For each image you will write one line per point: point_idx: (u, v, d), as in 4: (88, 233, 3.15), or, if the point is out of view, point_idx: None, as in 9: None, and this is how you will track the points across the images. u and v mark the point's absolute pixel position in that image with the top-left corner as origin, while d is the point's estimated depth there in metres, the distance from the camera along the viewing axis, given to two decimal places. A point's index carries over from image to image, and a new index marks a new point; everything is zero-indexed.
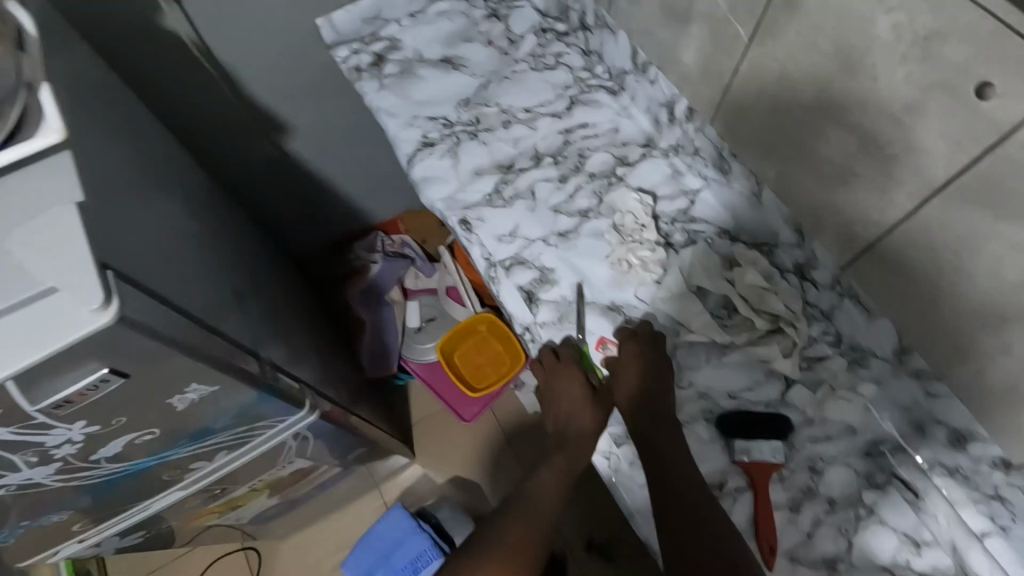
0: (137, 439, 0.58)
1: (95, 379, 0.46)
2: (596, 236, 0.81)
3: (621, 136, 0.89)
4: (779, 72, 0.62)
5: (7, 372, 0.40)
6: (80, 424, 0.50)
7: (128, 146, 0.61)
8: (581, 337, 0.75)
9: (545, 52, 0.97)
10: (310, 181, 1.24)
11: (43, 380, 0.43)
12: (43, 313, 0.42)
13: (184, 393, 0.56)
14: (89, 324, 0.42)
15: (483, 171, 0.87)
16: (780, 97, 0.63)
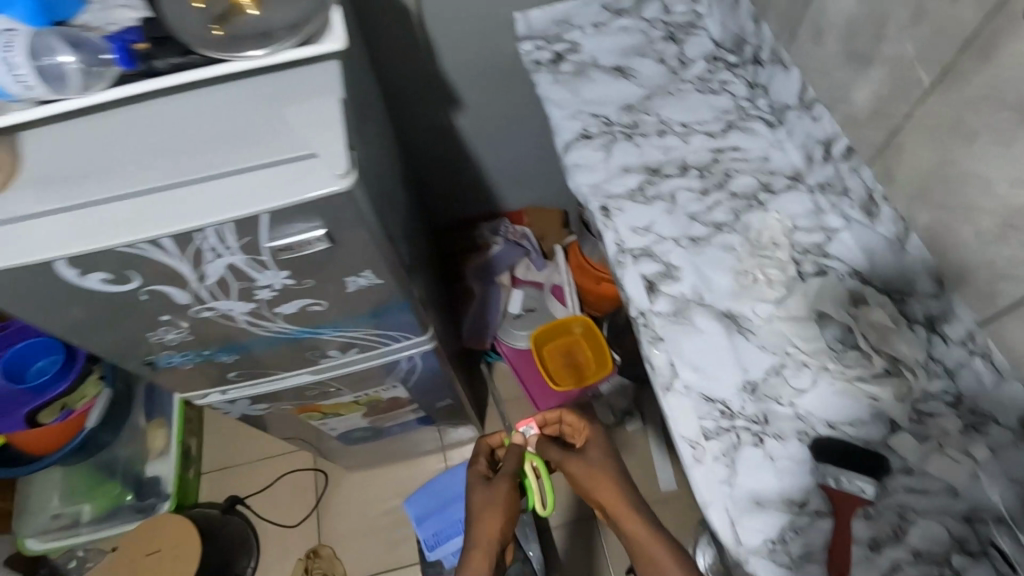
0: (308, 306, 0.68)
1: (313, 235, 0.57)
2: (726, 249, 0.85)
3: (770, 165, 0.92)
4: (955, 119, 0.64)
5: (270, 206, 0.52)
6: (284, 273, 0.61)
7: (361, 75, 0.74)
8: (692, 332, 0.79)
9: (712, 77, 1.03)
10: (462, 157, 1.37)
11: (285, 220, 0.54)
12: (298, 169, 0.53)
13: (357, 278, 0.66)
14: (333, 185, 0.52)
15: (631, 168, 0.94)
16: (951, 145, 0.65)
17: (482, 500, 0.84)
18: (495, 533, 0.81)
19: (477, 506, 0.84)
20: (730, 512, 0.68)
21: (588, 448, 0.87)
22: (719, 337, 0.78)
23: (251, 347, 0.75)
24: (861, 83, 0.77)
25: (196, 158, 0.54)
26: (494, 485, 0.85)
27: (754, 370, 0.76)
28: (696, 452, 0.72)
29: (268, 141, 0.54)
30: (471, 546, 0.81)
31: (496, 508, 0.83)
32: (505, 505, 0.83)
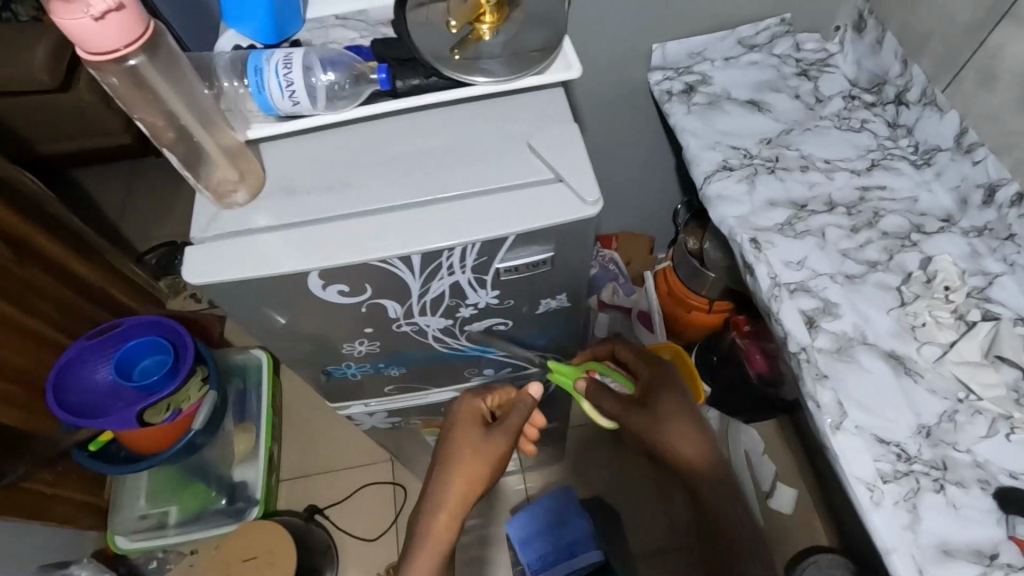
0: (494, 325, 0.69)
1: (540, 258, 0.58)
2: (883, 288, 0.84)
3: (920, 206, 0.92)
4: None
5: (520, 228, 0.52)
6: (492, 292, 0.62)
7: None
8: (859, 371, 0.78)
9: (850, 115, 1.03)
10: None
11: (525, 243, 0.55)
12: (543, 194, 0.54)
13: (550, 300, 0.67)
14: (584, 211, 0.53)
15: (777, 203, 0.94)
16: None
17: (477, 448, 0.76)
18: (479, 474, 0.75)
19: (462, 447, 0.76)
20: (917, 560, 0.67)
21: (659, 391, 0.82)
22: (887, 377, 0.78)
23: (423, 361, 0.76)
24: None
25: (442, 177, 0.55)
26: (489, 432, 0.77)
27: (926, 415, 0.75)
28: (873, 496, 0.71)
29: (513, 164, 0.56)
30: (449, 486, 0.75)
31: (484, 448, 0.76)
32: (491, 452, 0.76)
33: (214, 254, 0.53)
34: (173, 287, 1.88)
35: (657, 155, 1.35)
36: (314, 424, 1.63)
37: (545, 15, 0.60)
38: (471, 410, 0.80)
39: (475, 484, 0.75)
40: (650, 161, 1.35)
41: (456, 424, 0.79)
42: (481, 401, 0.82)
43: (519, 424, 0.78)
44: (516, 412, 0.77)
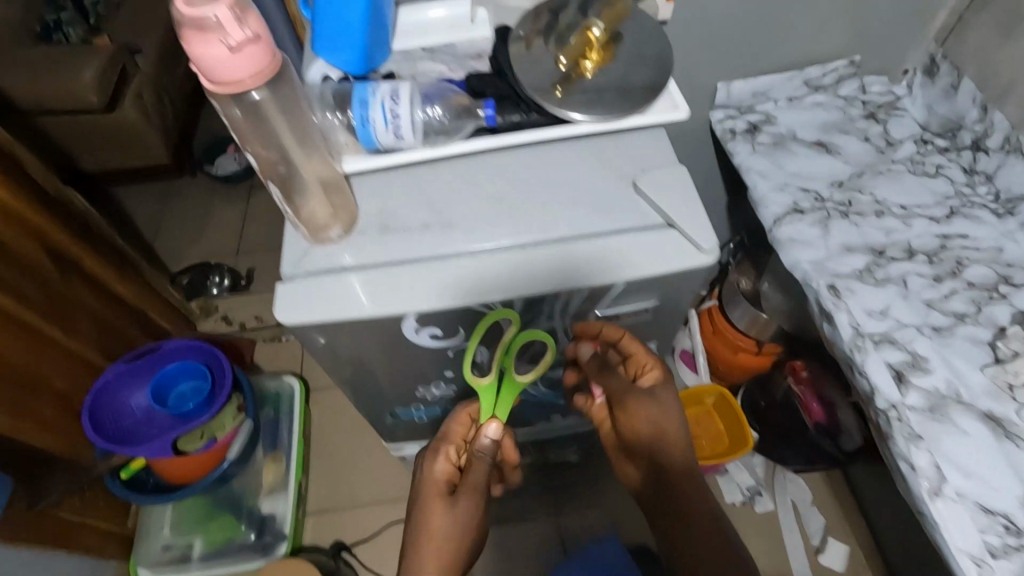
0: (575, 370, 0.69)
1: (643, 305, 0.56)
2: (974, 343, 0.80)
3: (1005, 257, 0.88)
4: None
5: (627, 275, 0.50)
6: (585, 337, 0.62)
7: None
8: (957, 433, 0.73)
9: (924, 160, 1.00)
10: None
11: (631, 290, 0.53)
12: (652, 238, 0.51)
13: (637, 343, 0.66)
14: (696, 258, 0.50)
15: (853, 249, 0.90)
16: None
17: (444, 523, 0.63)
18: (447, 551, 0.63)
19: (426, 526, 0.63)
20: None
21: (639, 397, 0.67)
22: (986, 440, 0.73)
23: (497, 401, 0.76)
24: None
25: (545, 217, 0.53)
26: (447, 496, 0.64)
27: None
28: None
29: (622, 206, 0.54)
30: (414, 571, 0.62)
31: (451, 519, 0.63)
32: (463, 523, 0.64)
33: (305, 299, 0.50)
34: (203, 308, 1.86)
35: (709, 193, 1.32)
36: (342, 454, 1.59)
37: (651, 54, 0.57)
38: (441, 466, 0.65)
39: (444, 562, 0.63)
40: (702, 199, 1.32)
41: (425, 487, 0.65)
42: (440, 459, 0.66)
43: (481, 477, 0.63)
44: (478, 464, 0.61)
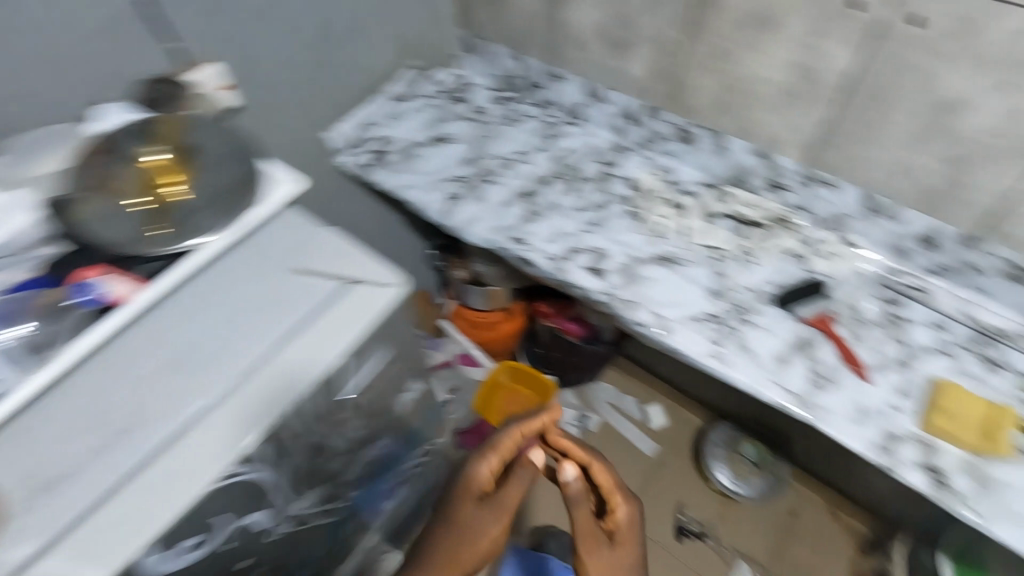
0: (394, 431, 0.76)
1: (374, 293, 0.54)
2: (622, 216, 1.02)
3: (598, 148, 1.13)
4: (687, 40, 0.91)
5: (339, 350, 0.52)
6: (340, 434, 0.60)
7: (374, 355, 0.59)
8: (652, 286, 0.92)
9: (510, 112, 1.21)
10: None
11: (331, 362, 0.52)
12: (356, 303, 0.54)
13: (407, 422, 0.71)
14: (393, 292, 0.54)
15: (509, 202, 1.05)
16: (687, 43, 0.91)
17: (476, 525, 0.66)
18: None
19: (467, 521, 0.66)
20: (780, 383, 0.82)
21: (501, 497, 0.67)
22: (668, 276, 0.93)
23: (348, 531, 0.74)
24: (632, 58, 1.00)
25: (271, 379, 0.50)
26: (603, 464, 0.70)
27: (704, 287, 0.92)
28: (720, 359, 0.85)
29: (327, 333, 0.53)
30: (464, 555, 0.65)
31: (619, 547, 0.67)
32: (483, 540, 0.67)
33: None
34: None
35: (387, 222, 1.42)
36: None
37: (228, 159, 0.63)
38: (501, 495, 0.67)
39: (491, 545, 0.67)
40: (385, 228, 1.40)
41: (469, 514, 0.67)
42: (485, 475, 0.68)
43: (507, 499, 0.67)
44: (513, 485, 0.68)
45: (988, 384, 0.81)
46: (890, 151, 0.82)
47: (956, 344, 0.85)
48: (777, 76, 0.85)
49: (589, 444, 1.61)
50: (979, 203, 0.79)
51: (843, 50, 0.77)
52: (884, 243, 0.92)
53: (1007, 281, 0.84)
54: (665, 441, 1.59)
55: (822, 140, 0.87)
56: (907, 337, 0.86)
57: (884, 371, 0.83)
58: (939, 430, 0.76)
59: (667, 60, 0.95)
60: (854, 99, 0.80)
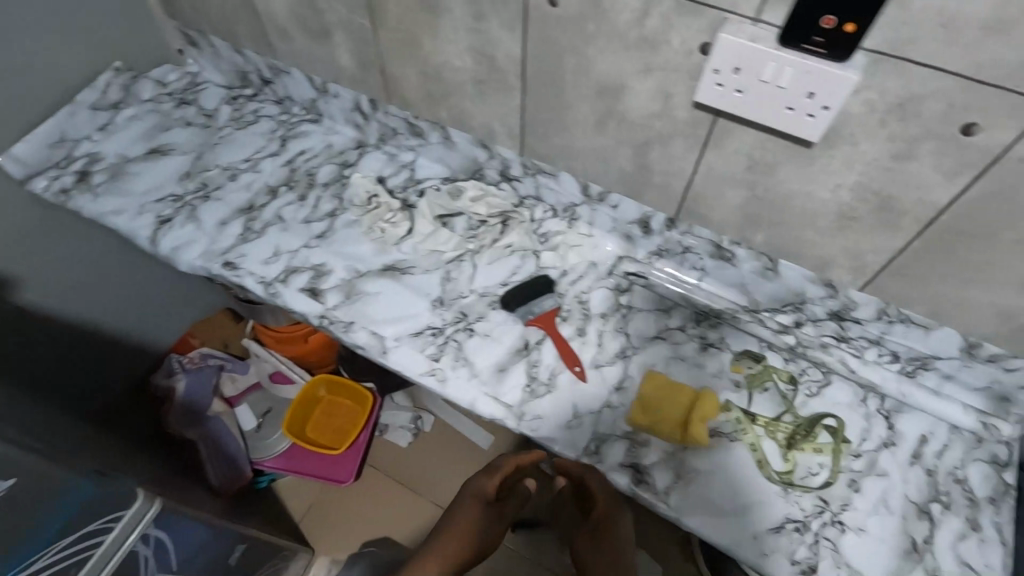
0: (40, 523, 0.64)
1: None
2: (349, 224, 0.92)
3: (336, 147, 1.03)
4: (374, 27, 0.81)
5: None
6: None
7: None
8: (371, 302, 0.85)
9: (243, 112, 1.08)
10: (76, 320, 1.21)
11: None
12: None
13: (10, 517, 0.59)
14: None
15: (227, 219, 0.94)
16: (376, 30, 0.81)
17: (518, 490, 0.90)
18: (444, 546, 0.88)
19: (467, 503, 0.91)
20: (494, 395, 0.78)
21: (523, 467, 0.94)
22: (392, 288, 0.86)
23: None
24: (336, 48, 0.89)
25: None
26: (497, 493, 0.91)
27: (427, 297, 0.86)
28: (437, 376, 0.79)
29: None
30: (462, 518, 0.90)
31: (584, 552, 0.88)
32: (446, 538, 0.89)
33: None
34: None
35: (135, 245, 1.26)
36: None
37: None
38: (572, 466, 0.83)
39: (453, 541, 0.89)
40: (124, 250, 1.25)
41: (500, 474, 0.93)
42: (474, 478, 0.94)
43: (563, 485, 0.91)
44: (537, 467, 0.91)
45: (700, 367, 0.81)
46: (583, 139, 0.77)
47: (676, 329, 0.84)
48: (464, 64, 0.77)
49: (421, 447, 1.56)
50: (668, 187, 0.76)
51: (506, 34, 0.70)
52: (611, 228, 0.89)
53: (715, 259, 0.83)
54: (495, 432, 1.56)
55: (524, 128, 0.81)
56: (631, 327, 0.84)
57: (603, 367, 0.80)
58: (643, 424, 0.75)
59: (368, 49, 0.86)
60: (534, 85, 0.74)
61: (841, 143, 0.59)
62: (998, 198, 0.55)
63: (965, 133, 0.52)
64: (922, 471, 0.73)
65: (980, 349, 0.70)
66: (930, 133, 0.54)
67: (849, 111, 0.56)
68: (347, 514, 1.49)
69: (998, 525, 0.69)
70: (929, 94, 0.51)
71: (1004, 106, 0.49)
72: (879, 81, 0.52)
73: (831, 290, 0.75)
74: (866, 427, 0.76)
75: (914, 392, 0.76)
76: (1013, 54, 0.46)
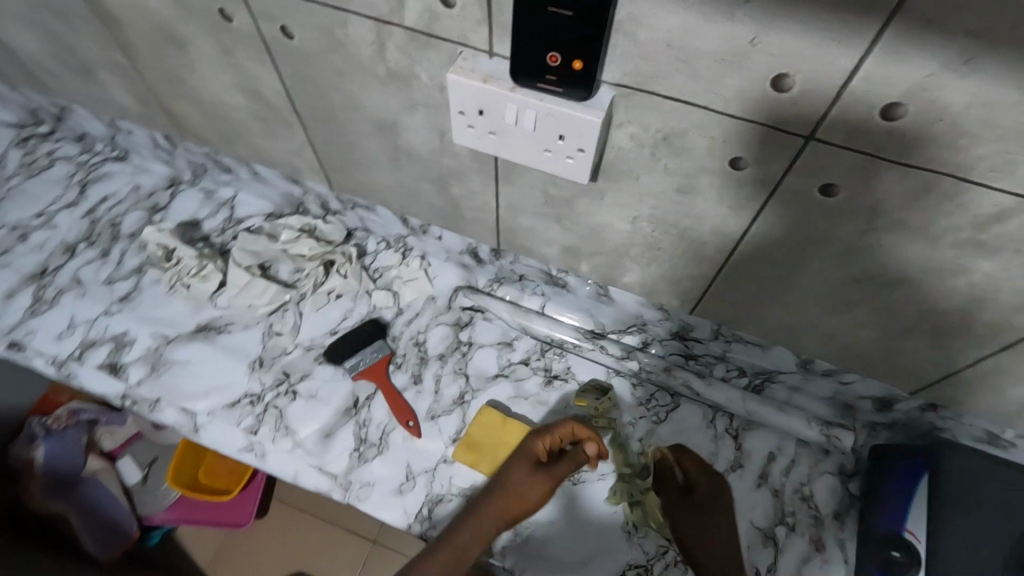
0: None
1: None
2: (154, 282, 0.82)
3: (144, 189, 0.91)
4: (130, 62, 0.69)
5: None
6: None
7: None
8: (180, 374, 0.76)
9: (35, 156, 0.95)
10: None
11: None
12: None
13: None
14: None
15: (15, 290, 0.82)
16: (133, 65, 0.69)
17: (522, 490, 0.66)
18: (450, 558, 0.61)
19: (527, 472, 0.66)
20: (317, 465, 0.71)
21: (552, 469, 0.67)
22: (205, 353, 0.77)
23: None
24: (104, 83, 0.77)
25: None
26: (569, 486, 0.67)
27: (244, 357, 0.77)
28: (256, 451, 0.72)
29: None
30: (525, 497, 0.65)
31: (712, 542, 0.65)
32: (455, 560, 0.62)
33: None
34: None
35: None
36: None
37: None
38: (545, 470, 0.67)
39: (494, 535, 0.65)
40: None
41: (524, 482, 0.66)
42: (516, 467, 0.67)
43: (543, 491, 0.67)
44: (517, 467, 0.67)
45: (545, 404, 0.75)
46: (382, 175, 0.68)
47: (520, 363, 0.78)
48: (235, 100, 0.67)
49: None
50: (483, 219, 0.68)
51: (260, 69, 0.60)
52: (446, 257, 0.82)
53: (552, 286, 0.77)
54: None
55: (323, 163, 0.72)
56: (470, 367, 0.77)
57: (439, 417, 0.74)
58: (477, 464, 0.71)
59: (136, 85, 0.74)
60: (312, 121, 0.64)
61: (622, 178, 0.52)
62: (785, 229, 0.50)
63: (734, 167, 0.46)
64: (769, 493, 0.70)
65: (815, 365, 0.67)
66: (703, 168, 0.47)
67: (619, 146, 0.49)
68: (257, 554, 1.40)
69: (840, 542, 0.67)
70: (689, 128, 0.44)
71: (762, 141, 0.43)
72: (636, 116, 0.45)
73: (664, 313, 0.71)
74: (713, 451, 0.72)
75: (760, 409, 0.72)
76: (755, 89, 0.39)
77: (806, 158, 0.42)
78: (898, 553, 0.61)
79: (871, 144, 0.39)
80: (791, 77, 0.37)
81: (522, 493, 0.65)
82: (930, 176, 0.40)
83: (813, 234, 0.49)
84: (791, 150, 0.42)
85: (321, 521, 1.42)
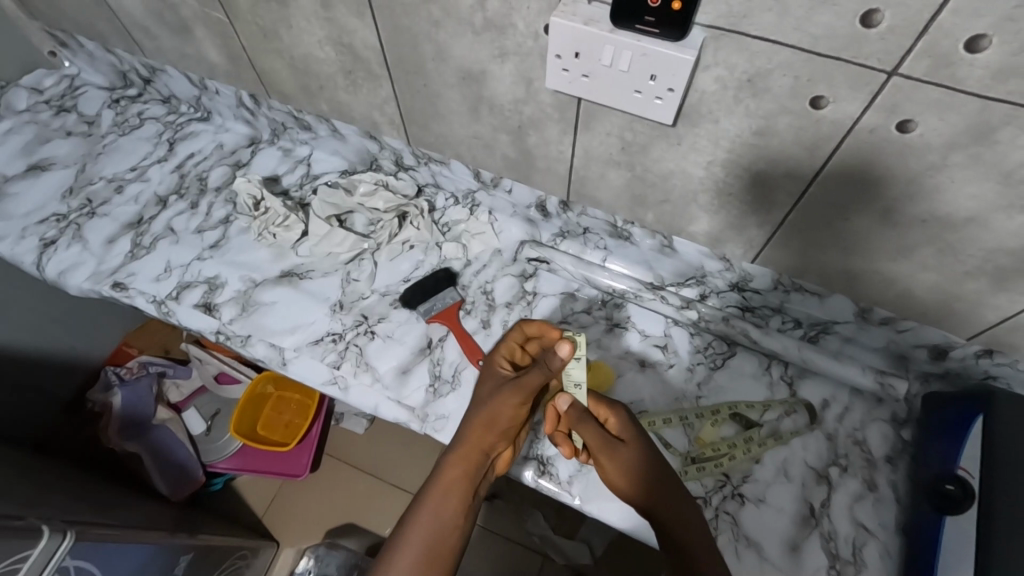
0: None
1: None
2: (242, 232, 0.89)
3: (227, 147, 0.98)
4: (231, 21, 0.75)
5: None
6: None
7: None
8: (269, 312, 0.82)
9: (126, 116, 1.02)
10: None
11: None
12: None
13: None
14: None
15: (115, 236, 0.89)
16: (232, 23, 0.75)
17: (491, 413, 0.66)
18: (436, 525, 0.61)
19: (488, 396, 0.67)
20: (395, 398, 0.76)
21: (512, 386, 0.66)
22: (288, 296, 0.83)
23: None
24: (200, 42, 0.83)
25: None
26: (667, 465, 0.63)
27: (326, 300, 0.83)
28: (339, 384, 0.78)
29: None
30: (497, 425, 0.66)
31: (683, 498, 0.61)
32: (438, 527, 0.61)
33: None
34: None
35: (15, 270, 1.19)
36: None
37: None
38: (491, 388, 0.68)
39: (469, 487, 0.64)
40: (8, 276, 1.18)
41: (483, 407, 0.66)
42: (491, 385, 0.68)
43: (529, 388, 0.65)
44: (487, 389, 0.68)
45: (607, 349, 0.79)
46: (461, 127, 0.73)
47: (582, 312, 0.82)
48: (327, 54, 0.72)
49: (379, 435, 1.54)
50: (556, 169, 0.72)
51: (358, 22, 0.64)
52: (512, 212, 0.86)
53: (615, 238, 0.81)
54: None
55: (404, 116, 0.77)
56: (536, 314, 0.82)
57: None
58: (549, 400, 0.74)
59: (232, 44, 0.79)
60: (400, 73, 0.69)
61: (703, 121, 0.56)
62: (859, 169, 0.53)
63: (814, 107, 0.49)
64: (823, 437, 0.73)
65: (872, 314, 0.70)
66: (782, 109, 0.51)
67: (702, 89, 0.52)
68: (310, 507, 1.47)
69: (893, 484, 0.70)
70: (775, 69, 0.48)
71: (846, 79, 0.46)
72: (725, 56, 0.49)
73: (726, 263, 0.75)
74: (770, 395, 0.76)
75: (815, 358, 0.74)
76: (843, 26, 0.43)
77: (887, 94, 0.45)
78: (953, 486, 0.62)
79: (953, 77, 0.42)
80: (881, 12, 0.41)
81: (499, 414, 0.66)
82: (1008, 108, 0.42)
83: (887, 173, 0.52)
84: (873, 87, 0.45)
85: (371, 477, 1.49)
